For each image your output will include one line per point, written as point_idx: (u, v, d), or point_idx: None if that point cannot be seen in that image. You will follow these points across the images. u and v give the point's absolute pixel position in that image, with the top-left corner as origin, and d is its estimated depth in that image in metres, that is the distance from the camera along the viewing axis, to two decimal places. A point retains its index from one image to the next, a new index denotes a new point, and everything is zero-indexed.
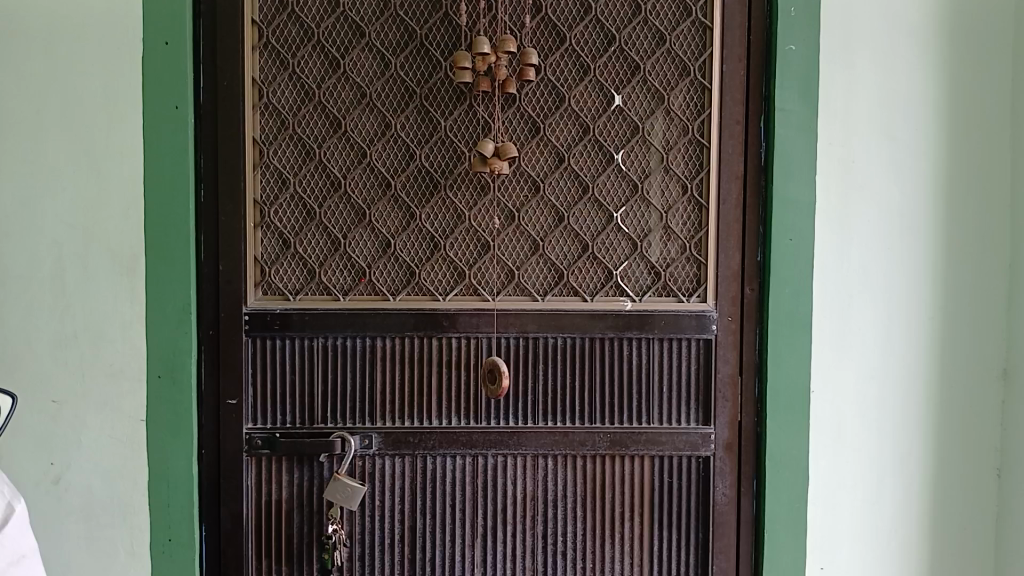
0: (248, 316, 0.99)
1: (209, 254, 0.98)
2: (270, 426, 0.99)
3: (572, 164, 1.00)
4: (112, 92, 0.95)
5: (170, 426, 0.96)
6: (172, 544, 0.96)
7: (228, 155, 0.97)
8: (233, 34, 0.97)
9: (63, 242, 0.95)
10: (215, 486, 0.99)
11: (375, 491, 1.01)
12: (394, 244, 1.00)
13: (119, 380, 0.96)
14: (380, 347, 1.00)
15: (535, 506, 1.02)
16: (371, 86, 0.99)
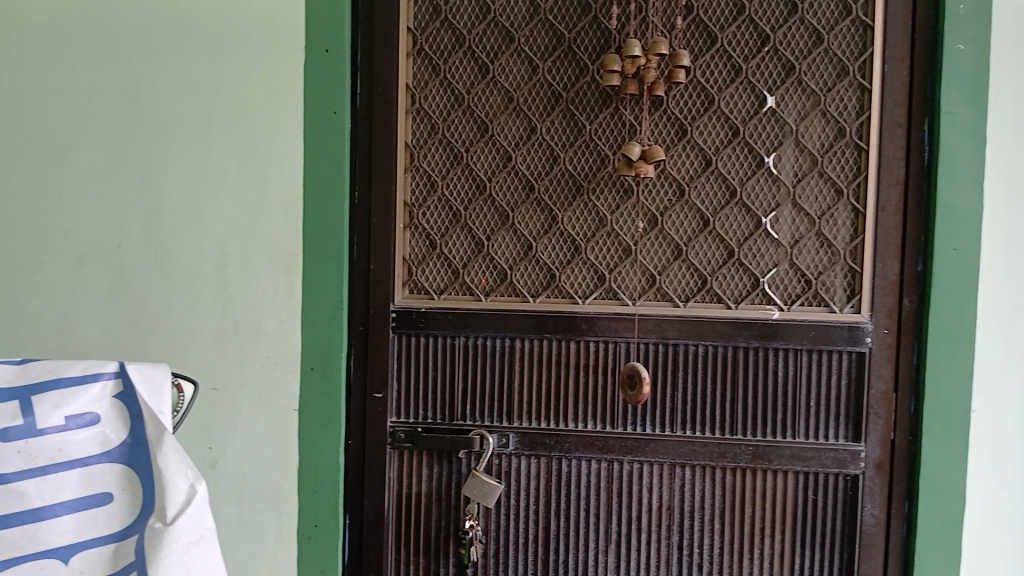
0: (395, 313, 1.02)
1: (361, 254, 1.02)
2: (412, 421, 1.02)
3: (720, 168, 0.98)
4: (275, 96, 0.99)
5: (320, 417, 1.00)
6: (318, 531, 1.00)
7: (381, 158, 1.01)
8: (388, 41, 1.00)
9: (227, 239, 1.00)
10: (360, 476, 1.03)
11: (511, 490, 1.02)
12: (535, 246, 1.01)
13: (274, 371, 1.00)
14: (519, 348, 1.01)
15: (671, 516, 1.00)
16: (519, 91, 1.00)
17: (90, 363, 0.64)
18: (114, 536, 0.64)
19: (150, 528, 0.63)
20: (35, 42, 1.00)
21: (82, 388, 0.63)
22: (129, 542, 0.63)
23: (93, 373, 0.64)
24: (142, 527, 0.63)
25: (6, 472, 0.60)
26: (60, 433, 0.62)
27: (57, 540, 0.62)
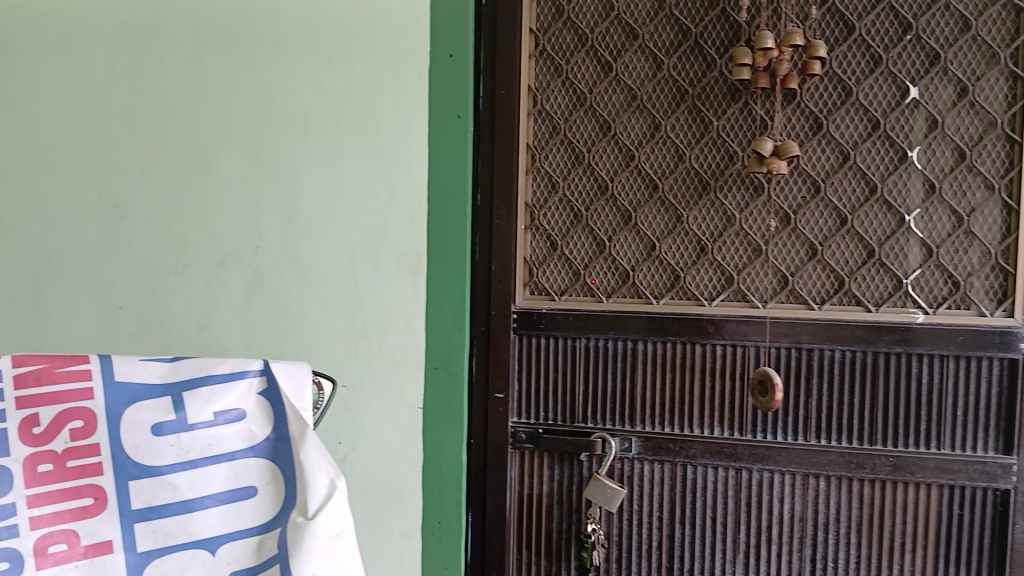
0: (517, 314, 1.02)
1: (484, 255, 1.03)
2: (533, 422, 1.02)
3: (858, 163, 0.93)
4: (402, 101, 1.01)
5: (443, 415, 1.02)
6: (442, 527, 1.02)
7: (504, 160, 1.02)
8: (511, 43, 1.01)
9: (356, 241, 1.03)
10: (482, 476, 1.04)
11: (634, 495, 1.00)
12: (659, 247, 0.99)
13: (401, 371, 1.02)
14: (642, 351, 0.99)
15: (803, 528, 0.96)
16: (643, 88, 0.98)
17: (237, 361, 0.68)
18: (258, 528, 0.65)
19: (293, 522, 0.65)
20: (178, 55, 1.06)
21: (229, 385, 0.67)
22: (272, 535, 0.65)
23: (240, 371, 0.67)
24: (285, 521, 0.65)
25: (161, 464, 0.64)
26: (209, 428, 0.65)
27: (206, 531, 0.64)
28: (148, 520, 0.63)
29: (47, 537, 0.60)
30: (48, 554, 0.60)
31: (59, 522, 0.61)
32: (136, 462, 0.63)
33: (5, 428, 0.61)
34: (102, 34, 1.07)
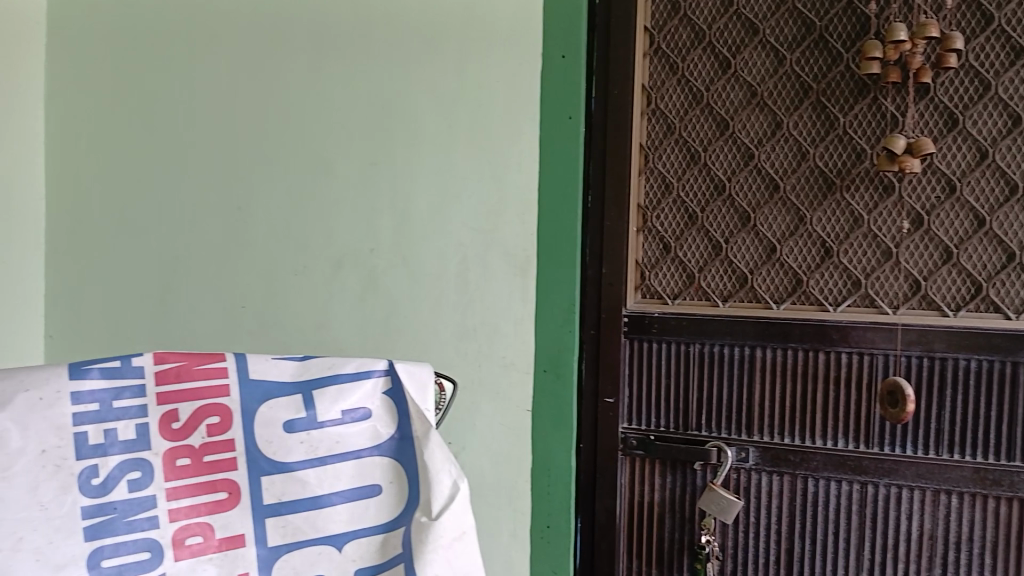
0: (628, 317, 1.01)
1: (594, 257, 1.02)
2: (644, 428, 1.00)
3: (999, 160, 0.88)
4: (514, 104, 1.02)
5: (552, 418, 1.00)
6: (550, 531, 1.01)
7: (616, 162, 1.00)
8: (624, 42, 1.00)
9: (467, 243, 1.04)
10: (592, 481, 1.02)
11: (750, 507, 0.97)
12: (780, 249, 0.95)
13: (510, 372, 1.02)
14: (760, 357, 0.96)
15: (933, 547, 0.91)
16: (763, 85, 0.96)
17: (363, 361, 0.69)
18: (382, 526, 0.66)
19: (417, 521, 0.65)
20: (299, 65, 1.10)
21: (355, 384, 0.68)
22: (396, 533, 0.66)
23: (365, 371, 0.68)
24: (409, 520, 0.66)
25: (291, 460, 0.65)
26: (337, 426, 0.67)
27: (334, 527, 0.65)
28: (278, 515, 0.64)
29: (184, 529, 0.62)
30: (185, 545, 0.62)
31: (195, 514, 0.63)
32: (269, 458, 0.65)
33: (147, 423, 0.63)
34: (228, 46, 1.12)
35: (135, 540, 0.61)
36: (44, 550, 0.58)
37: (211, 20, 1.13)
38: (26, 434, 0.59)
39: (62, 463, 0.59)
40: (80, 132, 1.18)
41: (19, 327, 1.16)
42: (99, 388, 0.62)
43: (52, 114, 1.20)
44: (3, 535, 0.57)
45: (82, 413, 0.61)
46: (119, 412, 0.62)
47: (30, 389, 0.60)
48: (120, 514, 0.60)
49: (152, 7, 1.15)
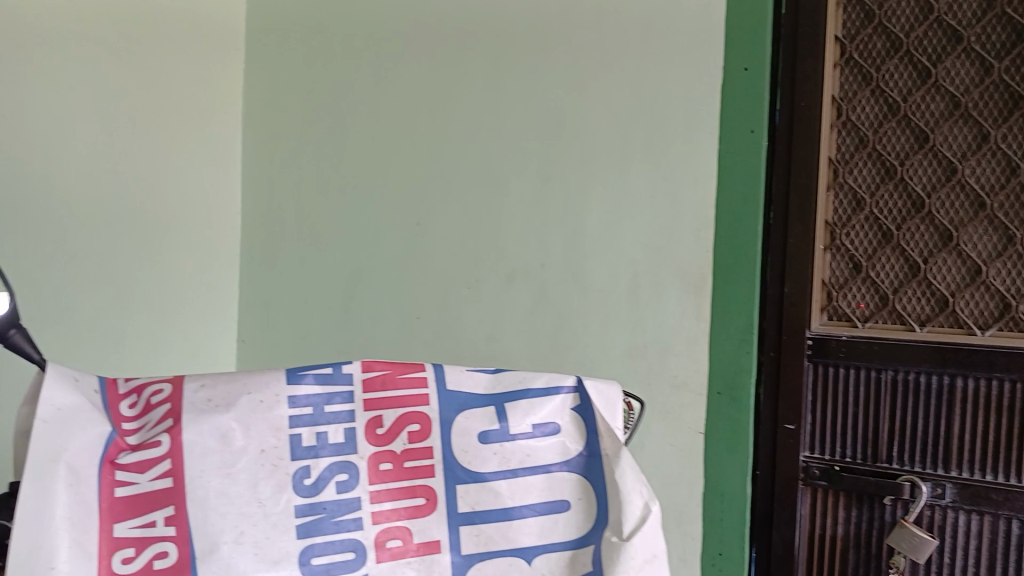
0: (813, 340, 0.96)
1: (776, 276, 0.98)
2: (828, 457, 0.96)
3: None
4: (691, 118, 1.01)
5: (727, 442, 0.98)
6: (722, 559, 0.98)
7: (802, 177, 0.97)
8: (813, 53, 0.96)
9: (639, 260, 1.03)
10: (768, 510, 0.98)
11: (945, 547, 0.90)
12: (986, 271, 0.90)
13: (682, 393, 1.00)
14: (960, 388, 0.90)
15: None
16: (968, 95, 0.91)
17: (553, 376, 0.70)
18: (572, 542, 0.67)
19: (607, 540, 0.65)
20: (478, 87, 1.16)
21: (546, 399, 0.69)
22: (586, 550, 0.66)
23: (555, 386, 0.70)
24: (599, 538, 0.66)
25: (486, 471, 0.67)
26: (529, 439, 0.68)
27: (525, 540, 0.66)
28: (472, 524, 0.66)
29: (386, 531, 0.64)
30: (386, 548, 0.64)
31: (396, 518, 0.65)
32: (464, 466, 0.67)
33: (354, 427, 0.66)
34: (411, 71, 1.21)
35: (342, 540, 0.63)
36: (262, 544, 0.61)
37: (394, 47, 1.22)
38: (248, 434, 0.63)
39: (279, 463, 0.63)
40: (278, 153, 1.30)
41: (215, 329, 1.28)
42: (314, 393, 0.66)
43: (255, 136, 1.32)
44: (227, 528, 0.60)
45: (298, 415, 0.65)
46: (329, 416, 0.66)
47: (252, 391, 0.64)
48: (329, 514, 0.63)
49: (344, 39, 1.26)
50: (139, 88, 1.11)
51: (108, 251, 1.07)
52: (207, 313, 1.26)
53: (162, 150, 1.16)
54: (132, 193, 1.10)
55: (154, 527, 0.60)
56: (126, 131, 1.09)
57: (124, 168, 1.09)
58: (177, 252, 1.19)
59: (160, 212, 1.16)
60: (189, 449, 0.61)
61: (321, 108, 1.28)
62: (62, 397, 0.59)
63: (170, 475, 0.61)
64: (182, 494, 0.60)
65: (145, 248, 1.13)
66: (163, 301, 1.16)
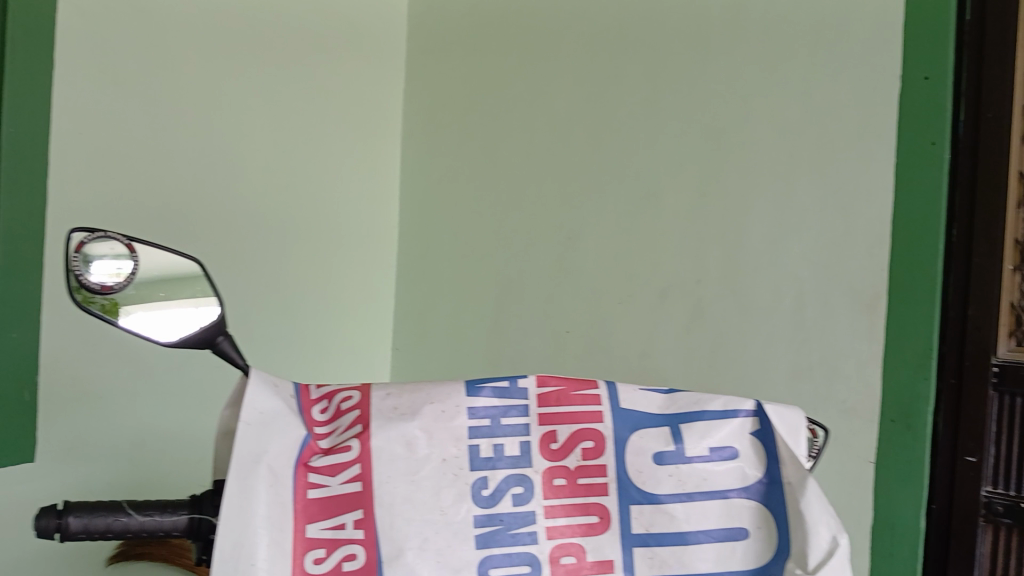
0: (999, 367, 0.89)
1: (958, 296, 0.92)
2: (1013, 494, 0.88)
3: None
4: (865, 130, 0.96)
5: (899, 472, 0.92)
6: None
7: (989, 191, 0.90)
8: (1001, 59, 0.90)
9: (804, 278, 1.00)
10: (944, 546, 0.91)
11: None
12: None
13: (850, 418, 0.96)
14: None
15: None
16: None
17: (730, 399, 0.68)
18: (750, 572, 0.65)
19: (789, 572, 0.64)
20: (633, 101, 1.16)
21: (723, 421, 0.67)
22: None
23: (732, 409, 0.68)
24: (780, 570, 0.64)
25: (660, 492, 0.65)
26: (704, 463, 0.66)
27: (700, 566, 0.65)
28: (647, 546, 0.65)
29: (561, 547, 0.65)
30: (561, 563, 0.64)
31: (570, 534, 0.65)
32: (638, 486, 0.66)
33: (529, 441, 0.66)
34: (566, 89, 1.24)
35: (519, 553, 0.64)
36: (444, 552, 0.62)
37: (550, 66, 1.27)
38: (431, 443, 0.64)
39: (460, 472, 0.64)
40: (434, 167, 1.42)
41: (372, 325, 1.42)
42: (492, 405, 0.67)
43: (414, 152, 1.46)
44: (412, 533, 0.62)
45: (478, 427, 0.66)
46: (506, 429, 0.66)
47: (435, 402, 0.66)
48: (506, 526, 0.64)
49: (501, 62, 1.34)
50: (280, 111, 1.25)
51: (253, 254, 1.20)
52: (367, 309, 1.41)
53: (305, 165, 1.29)
54: (274, 202, 1.24)
55: (344, 529, 0.62)
56: (268, 148, 1.23)
57: (265, 181, 1.23)
58: (321, 258, 1.31)
59: (302, 220, 1.28)
60: (377, 454, 0.63)
61: (474, 128, 1.37)
62: (263, 401, 0.63)
63: (360, 479, 0.63)
64: (370, 498, 0.62)
65: (287, 253, 1.26)
66: (308, 303, 1.29)
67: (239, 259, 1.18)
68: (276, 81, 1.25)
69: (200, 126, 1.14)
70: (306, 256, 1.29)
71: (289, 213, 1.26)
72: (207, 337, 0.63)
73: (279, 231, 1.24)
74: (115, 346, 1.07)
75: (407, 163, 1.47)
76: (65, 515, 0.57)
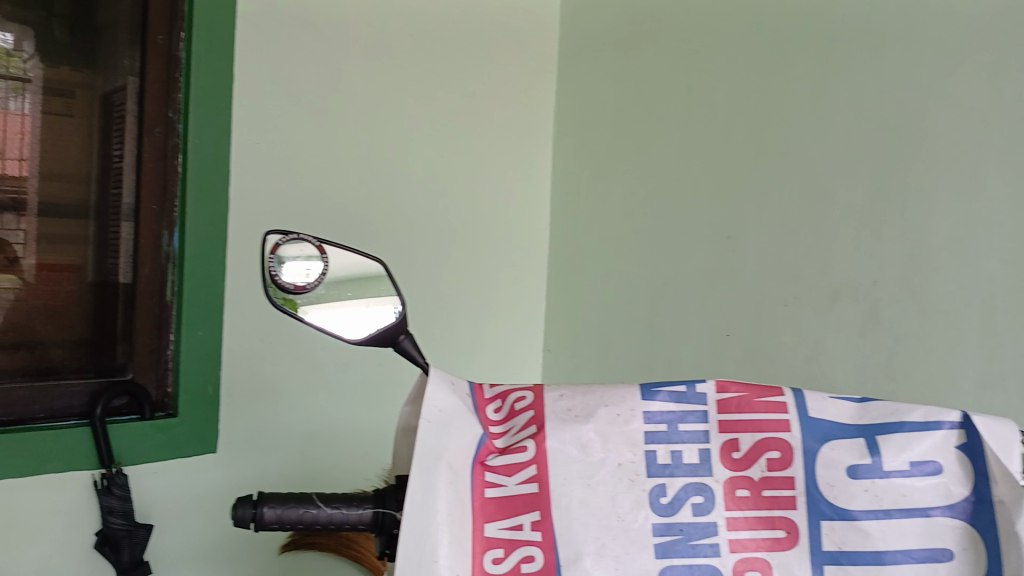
0: None
1: None
2: None
3: None
4: None
5: None
6: None
7: None
8: None
9: (997, 279, 0.89)
10: None
11: None
12: None
13: None
14: None
15: None
16: None
17: (931, 410, 0.60)
18: None
19: None
20: (801, 93, 1.11)
21: (924, 434, 0.59)
22: None
23: (935, 421, 0.59)
24: None
25: (855, 508, 0.58)
26: (904, 478, 0.58)
27: None
28: (838, 565, 0.58)
29: (745, 561, 0.58)
30: None
31: (755, 548, 0.59)
32: (829, 501, 0.59)
33: (708, 448, 0.60)
34: (725, 84, 1.21)
35: (699, 566, 0.58)
36: (623, 560, 0.58)
37: (708, 62, 1.24)
38: (606, 446, 0.60)
39: (636, 477, 0.60)
40: (585, 168, 1.45)
41: (525, 326, 1.48)
42: (668, 410, 0.61)
43: (566, 152, 1.49)
44: (589, 537, 0.58)
45: (653, 432, 0.61)
46: (684, 436, 0.61)
47: (609, 405, 0.61)
48: (685, 536, 0.59)
49: (653, 60, 1.33)
50: (440, 122, 1.34)
51: (402, 258, 1.29)
52: (521, 311, 1.47)
53: (452, 172, 1.36)
54: (434, 208, 1.33)
55: (522, 530, 0.59)
56: (427, 156, 1.32)
57: (428, 190, 1.32)
58: (473, 259, 1.39)
59: (453, 225, 1.35)
60: (552, 456, 0.60)
61: (624, 128, 1.37)
62: (442, 398, 0.61)
63: (536, 480, 0.60)
64: (547, 500, 0.59)
65: (443, 257, 1.34)
66: (456, 306, 1.36)
67: (392, 262, 1.26)
68: (435, 94, 1.33)
69: (368, 140, 1.25)
70: (454, 259, 1.36)
71: (444, 218, 1.34)
72: (389, 335, 0.64)
73: (437, 236, 1.33)
74: (294, 341, 1.18)
75: (561, 166, 1.50)
76: (260, 505, 0.60)
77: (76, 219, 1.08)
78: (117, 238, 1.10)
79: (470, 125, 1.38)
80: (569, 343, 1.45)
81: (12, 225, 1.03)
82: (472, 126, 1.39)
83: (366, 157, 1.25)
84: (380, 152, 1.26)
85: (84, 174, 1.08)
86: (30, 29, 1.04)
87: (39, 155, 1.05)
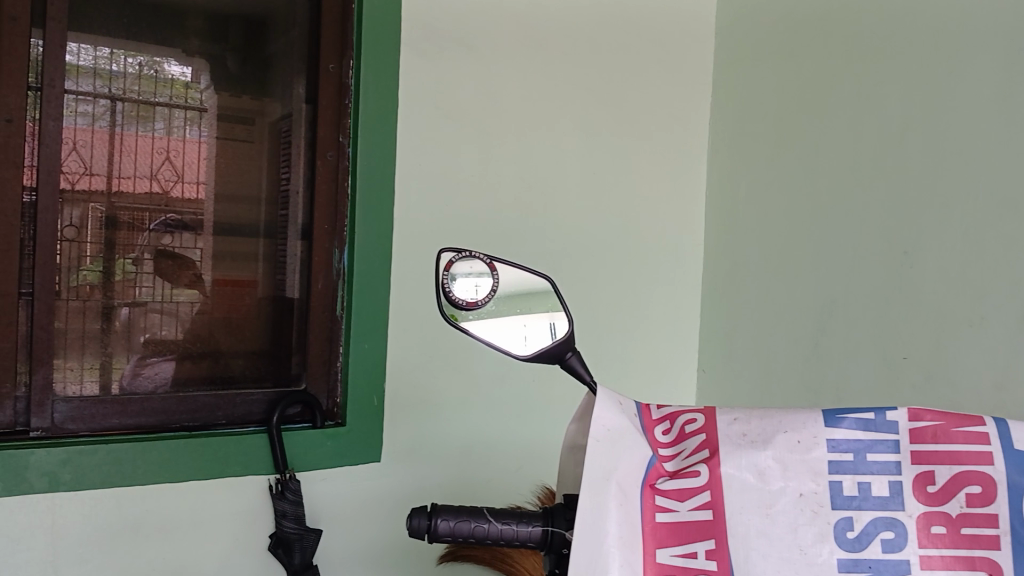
0: None
1: None
2: None
3: None
4: None
5: None
6: None
7: None
8: None
9: None
10: None
11: None
12: None
13: None
14: None
15: None
16: None
17: None
18: None
19: None
20: (987, 91, 1.00)
21: None
22: None
23: None
24: None
25: None
26: None
27: None
28: None
29: None
30: None
31: None
32: None
33: (901, 481, 0.53)
34: (898, 88, 1.13)
35: None
36: None
37: (880, 64, 1.16)
38: (787, 475, 0.54)
39: (820, 509, 0.53)
40: (743, 181, 1.40)
41: (683, 344, 1.46)
42: (854, 438, 0.54)
43: (723, 164, 1.45)
44: (768, 572, 0.52)
45: (839, 462, 0.54)
46: (873, 466, 0.53)
47: (789, 430, 0.56)
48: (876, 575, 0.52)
49: (818, 67, 1.27)
50: (594, 139, 1.35)
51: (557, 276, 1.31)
52: (677, 329, 1.45)
53: (605, 191, 1.36)
54: (587, 225, 1.34)
55: (696, 558, 0.54)
56: (581, 174, 1.34)
57: (582, 207, 1.34)
58: (625, 276, 1.39)
59: (605, 243, 1.36)
60: (729, 482, 0.55)
61: (785, 139, 1.32)
62: (609, 418, 0.59)
63: (711, 507, 0.55)
64: (723, 528, 0.54)
65: (596, 274, 1.35)
66: (609, 323, 1.37)
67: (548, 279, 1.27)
68: (590, 111, 1.35)
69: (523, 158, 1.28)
70: (604, 277, 1.36)
71: (596, 235, 1.35)
72: (558, 353, 0.64)
73: (589, 252, 1.34)
74: (453, 356, 1.21)
75: (719, 179, 1.46)
76: (434, 517, 0.61)
77: (250, 238, 1.15)
78: (286, 254, 1.17)
79: (620, 143, 1.38)
80: (728, 362, 1.41)
81: (190, 243, 1.11)
82: (623, 143, 1.39)
83: (521, 175, 1.28)
84: (534, 172, 1.29)
85: (256, 196, 1.15)
86: (207, 63, 1.12)
87: (215, 179, 1.12)
